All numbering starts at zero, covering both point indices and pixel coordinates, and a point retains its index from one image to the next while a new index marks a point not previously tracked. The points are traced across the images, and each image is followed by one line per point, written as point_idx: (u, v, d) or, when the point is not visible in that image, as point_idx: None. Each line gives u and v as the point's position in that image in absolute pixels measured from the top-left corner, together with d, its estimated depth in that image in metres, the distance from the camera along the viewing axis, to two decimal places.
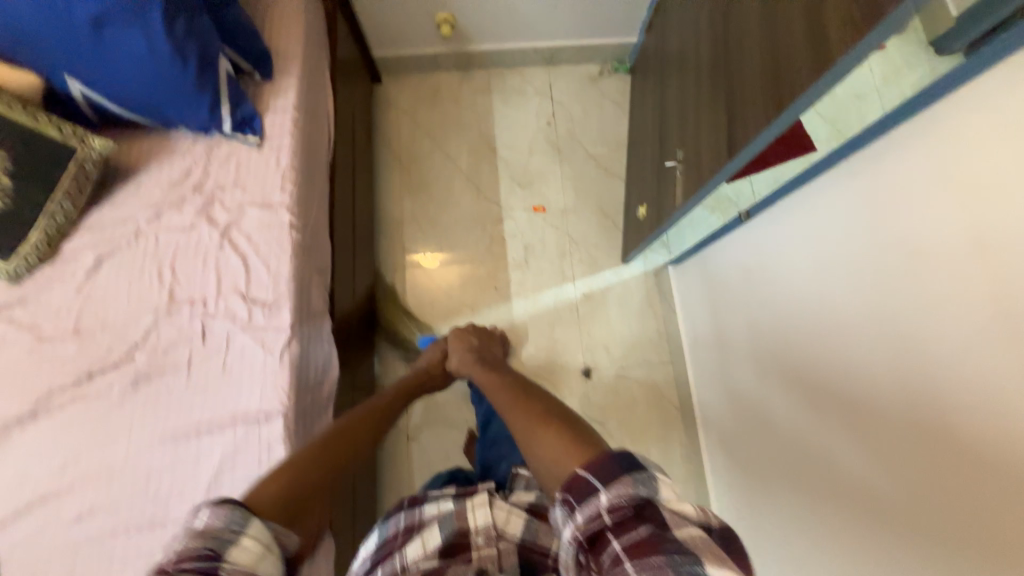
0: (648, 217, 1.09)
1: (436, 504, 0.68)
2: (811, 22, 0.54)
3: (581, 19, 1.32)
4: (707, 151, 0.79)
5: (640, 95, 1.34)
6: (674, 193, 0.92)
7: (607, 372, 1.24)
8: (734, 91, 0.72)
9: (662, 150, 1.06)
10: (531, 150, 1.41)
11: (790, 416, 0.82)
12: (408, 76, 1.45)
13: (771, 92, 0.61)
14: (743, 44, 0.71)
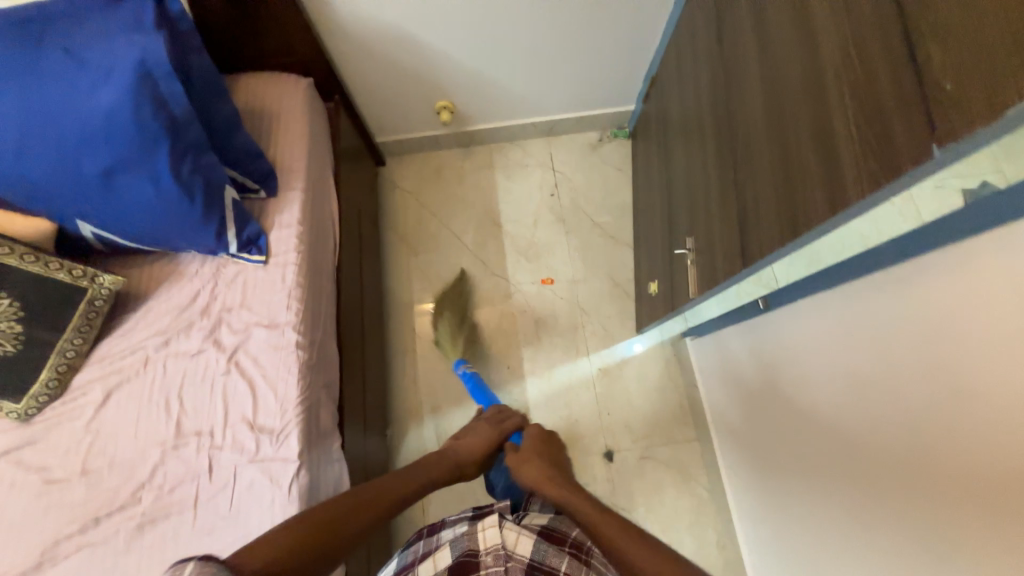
0: (661, 295, 1.06)
1: (452, 527, 0.68)
2: (819, 149, 0.51)
3: (578, 95, 1.34)
4: (721, 248, 0.76)
5: (642, 163, 1.33)
6: (687, 282, 0.89)
7: (630, 453, 1.18)
8: (744, 194, 0.69)
9: (671, 229, 1.03)
10: (536, 222, 1.41)
11: (822, 527, 0.74)
12: (412, 157, 1.47)
13: (785, 210, 0.58)
14: (748, 147, 0.69)
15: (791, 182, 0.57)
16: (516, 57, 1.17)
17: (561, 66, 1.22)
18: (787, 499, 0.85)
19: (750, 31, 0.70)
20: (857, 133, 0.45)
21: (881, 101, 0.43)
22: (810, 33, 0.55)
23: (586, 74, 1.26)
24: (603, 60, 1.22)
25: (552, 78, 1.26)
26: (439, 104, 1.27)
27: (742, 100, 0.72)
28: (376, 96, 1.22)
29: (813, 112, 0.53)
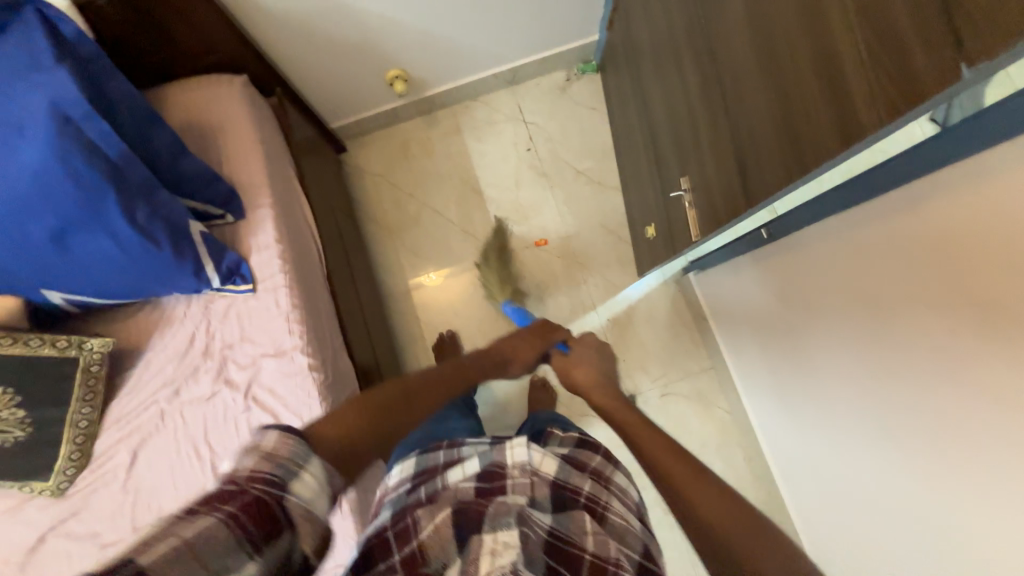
0: (659, 238, 1.03)
1: (474, 447, 0.69)
2: (822, 77, 0.47)
3: (537, 34, 1.22)
4: (718, 189, 0.73)
5: (616, 97, 1.25)
6: (687, 226, 0.87)
7: (651, 393, 1.22)
8: (737, 128, 0.65)
9: (660, 170, 0.99)
10: (517, 182, 1.35)
11: (836, 435, 0.78)
12: (372, 136, 1.37)
13: (787, 143, 0.54)
14: (736, 76, 0.63)
15: (791, 115, 0.53)
16: (462, 5, 1.04)
17: (513, 6, 1.10)
18: (802, 415, 0.88)
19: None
20: (867, 58, 0.42)
21: (895, 19, 0.39)
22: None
23: (541, 9, 1.14)
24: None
25: (505, 21, 1.14)
26: (388, 74, 1.15)
27: (723, 23, 0.65)
28: (319, 79, 1.11)
29: (811, 34, 0.48)
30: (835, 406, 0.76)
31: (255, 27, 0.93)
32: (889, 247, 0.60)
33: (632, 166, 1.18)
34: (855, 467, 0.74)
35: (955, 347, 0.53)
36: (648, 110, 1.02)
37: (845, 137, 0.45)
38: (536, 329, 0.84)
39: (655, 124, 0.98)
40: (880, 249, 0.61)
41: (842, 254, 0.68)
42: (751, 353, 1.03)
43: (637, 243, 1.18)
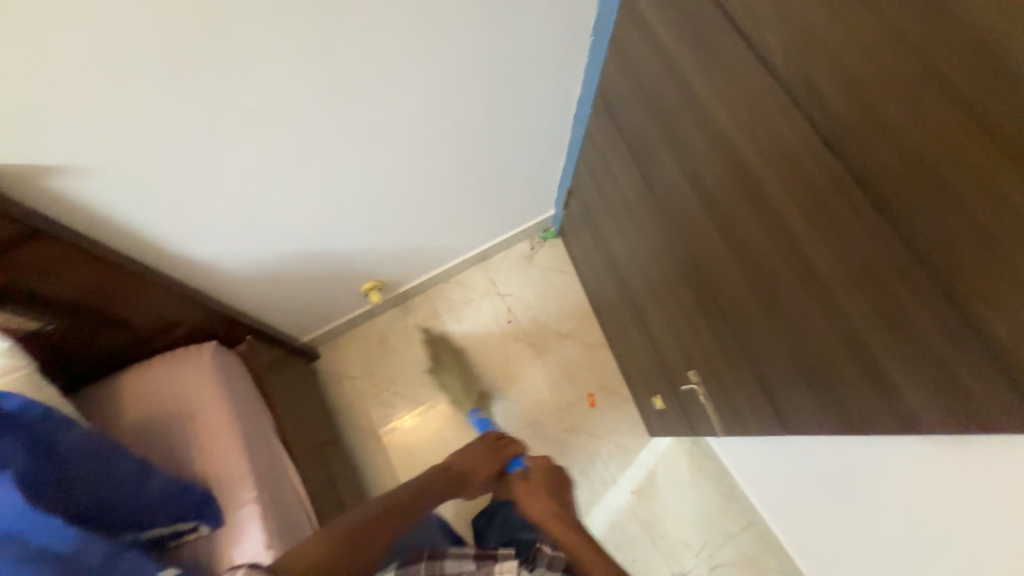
0: (671, 411, 1.01)
1: (459, 564, 0.68)
2: (850, 349, 0.47)
3: (499, 220, 1.28)
4: (740, 395, 0.72)
5: (583, 260, 1.29)
6: (707, 415, 0.85)
7: (699, 570, 1.10)
8: (745, 346, 0.66)
9: (656, 347, 0.99)
10: (505, 357, 1.31)
11: None
12: (347, 335, 1.32)
13: (816, 385, 0.54)
14: (731, 300, 0.65)
15: (818, 365, 0.53)
16: (427, 217, 1.08)
17: (474, 208, 1.15)
18: None
19: (685, 183, 0.67)
20: (902, 355, 0.42)
21: (925, 335, 0.39)
22: (771, 216, 0.51)
23: (500, 204, 1.21)
24: (514, 188, 1.17)
25: (469, 219, 1.19)
26: (365, 286, 1.15)
27: (704, 252, 0.68)
28: (286, 304, 1.07)
29: (818, 304, 0.49)
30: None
31: (212, 277, 0.90)
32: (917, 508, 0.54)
33: (618, 329, 1.18)
34: None
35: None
36: (626, 286, 1.05)
37: (904, 416, 0.44)
38: (491, 444, 0.81)
39: (638, 300, 1.00)
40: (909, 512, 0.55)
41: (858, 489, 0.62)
42: (790, 532, 0.93)
43: (646, 410, 1.15)
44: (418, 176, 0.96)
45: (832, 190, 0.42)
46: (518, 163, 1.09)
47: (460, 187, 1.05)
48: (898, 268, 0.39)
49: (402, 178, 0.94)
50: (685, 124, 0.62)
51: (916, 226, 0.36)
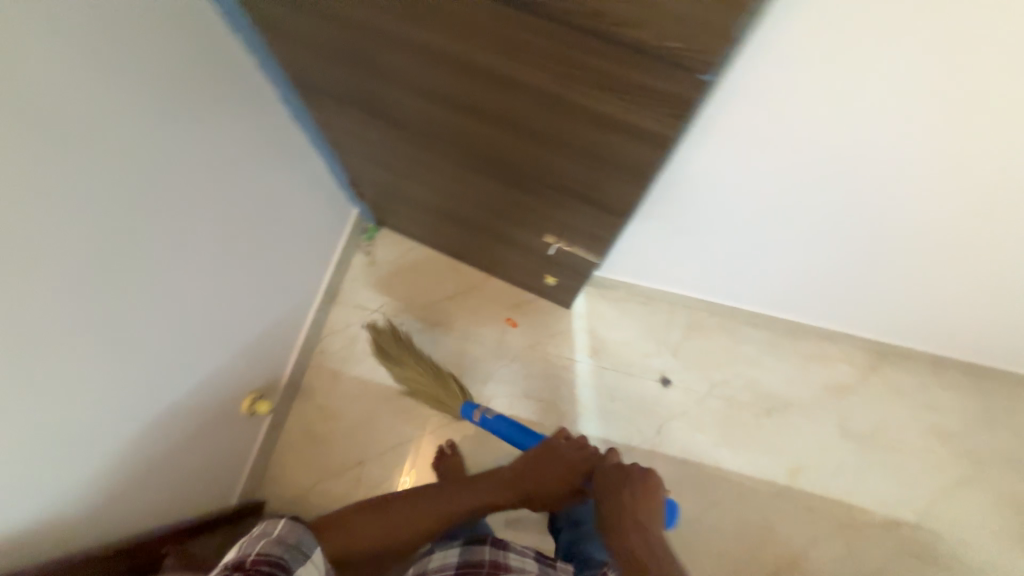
0: (562, 276, 1.11)
1: (522, 559, 0.77)
2: (601, 126, 0.56)
3: (317, 253, 1.21)
4: (584, 223, 0.82)
5: (414, 227, 1.32)
6: (583, 258, 0.95)
7: (670, 361, 1.30)
8: (551, 184, 0.74)
9: (515, 243, 1.06)
10: (422, 352, 1.30)
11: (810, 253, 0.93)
12: (274, 461, 1.18)
13: (605, 168, 0.63)
14: (515, 159, 0.72)
15: (598, 156, 0.62)
16: (242, 301, 0.97)
17: (280, 260, 1.06)
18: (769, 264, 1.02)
19: (415, 98, 0.69)
20: (621, 102, 0.50)
21: (620, 75, 0.47)
22: (482, 72, 0.57)
23: (302, 240, 1.13)
24: (301, 218, 1.11)
25: (286, 273, 1.10)
26: (244, 406, 1.04)
27: (469, 139, 0.73)
28: (175, 483, 0.92)
29: (560, 110, 0.57)
30: (785, 244, 0.93)
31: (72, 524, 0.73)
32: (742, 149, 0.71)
33: (482, 254, 1.25)
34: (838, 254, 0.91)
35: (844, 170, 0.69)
36: (456, 218, 1.09)
37: (660, 144, 0.54)
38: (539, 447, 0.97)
39: (472, 221, 1.06)
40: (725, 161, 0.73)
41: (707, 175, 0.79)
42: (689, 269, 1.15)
43: (548, 291, 1.26)
44: (204, 270, 0.84)
45: (486, 14, 0.49)
46: (284, 192, 1.01)
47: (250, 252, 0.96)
48: (571, 41, 0.46)
49: (185, 285, 0.81)
50: (372, 51, 0.63)
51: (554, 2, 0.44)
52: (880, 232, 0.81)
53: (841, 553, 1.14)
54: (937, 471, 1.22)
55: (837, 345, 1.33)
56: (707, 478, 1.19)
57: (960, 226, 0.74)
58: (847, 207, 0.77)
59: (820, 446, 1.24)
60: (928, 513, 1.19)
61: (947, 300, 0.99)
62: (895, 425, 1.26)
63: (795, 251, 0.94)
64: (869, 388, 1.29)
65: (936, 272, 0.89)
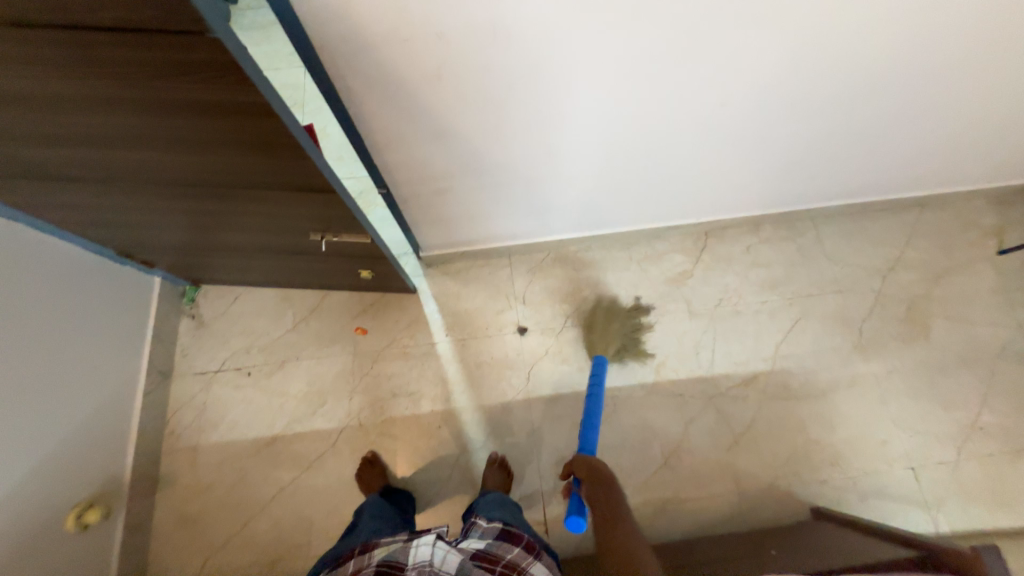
0: (371, 267, 1.12)
1: (382, 547, 0.77)
2: (214, 114, 0.56)
3: (123, 332, 1.13)
4: (320, 207, 0.82)
5: (225, 275, 1.27)
6: (359, 242, 0.96)
7: (521, 309, 1.33)
8: (255, 182, 0.74)
9: (306, 252, 1.05)
10: (278, 391, 1.25)
11: (557, 161, 1.00)
12: (151, 561, 1.10)
13: (268, 150, 0.64)
14: (201, 169, 0.71)
15: (243, 142, 0.62)
16: (28, 417, 0.89)
17: (67, 357, 0.98)
18: (539, 185, 1.08)
19: (59, 145, 0.66)
20: (196, 84, 0.51)
21: (156, 62, 0.48)
22: (74, 101, 0.55)
23: (92, 327, 1.05)
24: (76, 305, 1.02)
25: (84, 369, 1.02)
26: (70, 522, 0.96)
27: (151, 168, 0.71)
28: None
29: (162, 112, 0.56)
30: (540, 164, 1.01)
31: None
32: (423, 94, 0.78)
33: (300, 275, 1.23)
34: (579, 154, 0.99)
35: (509, 81, 0.77)
36: (240, 247, 1.07)
37: (264, 111, 0.55)
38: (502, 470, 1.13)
39: (254, 244, 1.04)
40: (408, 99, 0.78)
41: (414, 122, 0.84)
42: (489, 217, 1.20)
43: (377, 285, 1.26)
44: None
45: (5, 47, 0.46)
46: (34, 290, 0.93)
47: (16, 361, 0.88)
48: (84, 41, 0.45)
49: None
50: None
51: (22, 9, 0.42)
52: (592, 127, 0.91)
53: (714, 422, 1.23)
54: (776, 318, 1.34)
55: (666, 241, 1.41)
56: (584, 403, 1.25)
57: (637, 97, 0.85)
58: (548, 113, 0.86)
59: (674, 335, 1.32)
60: (778, 357, 1.30)
61: (695, 170, 1.11)
62: (733, 292, 1.37)
63: (553, 168, 1.02)
64: (703, 268, 1.38)
65: (667, 146, 1.01)
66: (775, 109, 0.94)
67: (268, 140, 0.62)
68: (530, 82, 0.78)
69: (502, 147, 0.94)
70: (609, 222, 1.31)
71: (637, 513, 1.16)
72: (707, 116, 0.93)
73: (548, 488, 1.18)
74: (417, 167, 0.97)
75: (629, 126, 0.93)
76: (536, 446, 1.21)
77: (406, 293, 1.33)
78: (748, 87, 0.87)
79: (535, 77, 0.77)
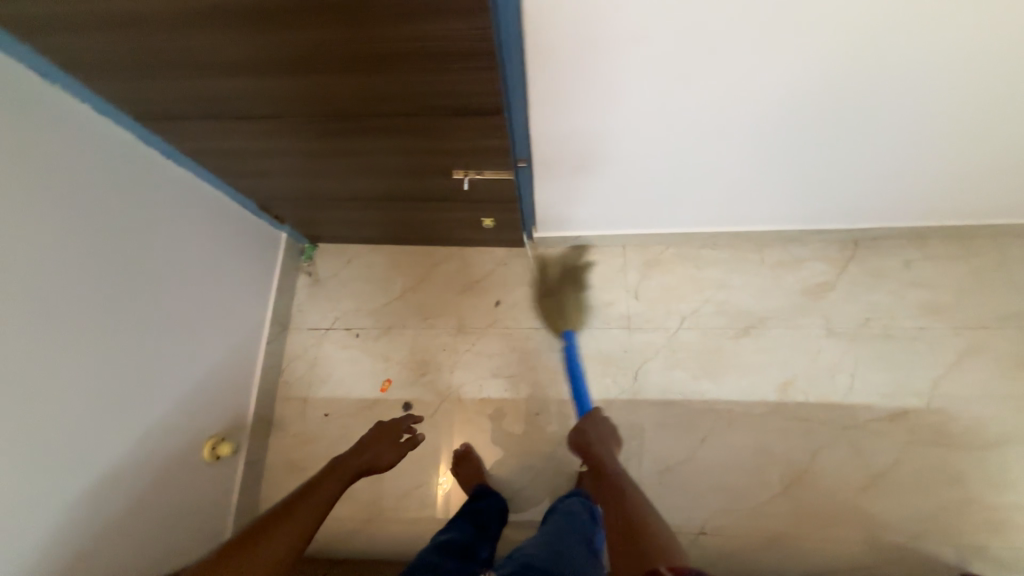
0: (496, 213, 1.10)
1: None
2: (424, 17, 0.55)
3: (252, 279, 1.20)
4: (471, 138, 0.80)
5: (345, 231, 1.30)
6: (498, 180, 0.94)
7: (632, 303, 1.25)
8: (425, 112, 0.73)
9: (437, 198, 1.05)
10: (382, 357, 1.27)
11: (717, 146, 0.90)
12: (264, 497, 1.18)
13: (457, 68, 0.63)
14: (380, 99, 0.71)
15: (428, 55, 0.61)
16: (87, 357, 0.80)
17: (210, 289, 1.07)
18: (688, 171, 0.98)
19: (244, 76, 0.69)
20: None
21: None
22: (298, 14, 0.56)
23: (231, 266, 1.13)
24: (157, 243, 0.94)
25: (161, 311, 0.95)
26: (205, 452, 1.03)
27: (330, 100, 0.72)
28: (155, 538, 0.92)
29: (364, 16, 0.56)
30: (694, 150, 0.91)
31: None
32: (602, 63, 0.70)
33: (418, 228, 1.23)
34: (748, 139, 0.87)
35: (695, 52, 0.68)
36: (372, 198, 1.08)
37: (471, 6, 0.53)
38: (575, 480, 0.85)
39: (387, 193, 1.05)
40: (587, 67, 0.71)
41: (582, 96, 0.77)
42: (619, 205, 1.12)
43: (492, 236, 1.24)
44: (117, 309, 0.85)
45: None
46: (108, 225, 0.85)
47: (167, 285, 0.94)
48: None
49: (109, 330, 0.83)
50: (198, 44, 0.63)
51: None
52: (769, 107, 0.79)
53: (846, 457, 1.09)
54: (936, 350, 1.15)
55: (805, 246, 1.25)
56: (694, 415, 1.15)
57: (834, 78, 0.73)
58: (722, 90, 0.75)
59: (805, 353, 1.17)
60: (934, 395, 1.12)
61: (880, 165, 0.94)
62: (883, 312, 1.19)
63: (706, 154, 0.92)
64: (848, 281, 1.21)
65: (852, 135, 0.86)
66: (1004, 99, 0.77)
67: (464, 51, 0.60)
68: (717, 52, 0.68)
69: (666, 127, 0.85)
70: (746, 220, 1.18)
71: (744, 541, 1.06)
72: (915, 102, 0.77)
73: (649, 497, 1.11)
74: (566, 147, 0.90)
75: (814, 110, 0.80)
76: (638, 451, 1.14)
77: (517, 244, 1.31)
78: (976, 72, 0.71)
79: (732, 46, 0.67)
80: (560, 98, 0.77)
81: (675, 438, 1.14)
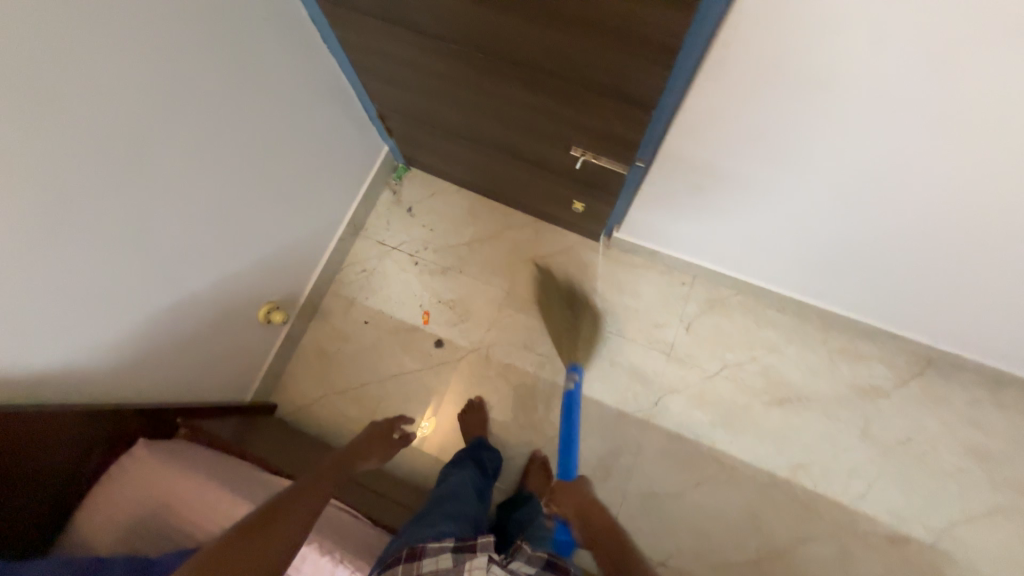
0: (592, 200, 1.11)
1: (435, 556, 0.72)
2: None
3: (348, 180, 1.27)
4: (612, 121, 0.81)
5: (441, 165, 1.34)
6: (614, 171, 0.95)
7: (680, 333, 1.25)
8: (583, 82, 0.75)
9: (546, 166, 1.06)
10: (432, 291, 1.33)
11: (839, 218, 0.87)
12: (290, 370, 1.29)
13: (639, 54, 0.64)
14: (549, 55, 0.73)
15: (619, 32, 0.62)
16: (209, 200, 0.88)
17: (315, 176, 1.14)
18: (796, 230, 0.95)
19: None
20: None
21: None
22: None
23: (337, 161, 1.20)
24: (259, 115, 0.92)
25: (238, 182, 0.93)
26: (260, 313, 1.13)
27: (502, 40, 0.74)
28: (201, 370, 1.03)
29: None
30: (814, 213, 0.88)
31: (117, 385, 0.86)
32: (771, 93, 0.67)
33: (510, 186, 1.26)
34: (875, 222, 0.84)
35: (868, 123, 0.66)
36: (484, 145, 1.11)
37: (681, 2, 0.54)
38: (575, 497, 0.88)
39: (501, 144, 1.07)
40: (755, 101, 0.70)
41: (737, 123, 0.75)
42: (712, 236, 1.10)
43: (575, 219, 1.26)
44: (243, 166, 0.93)
45: None
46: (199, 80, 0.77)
47: (285, 159, 1.02)
48: None
49: (231, 183, 0.91)
50: None
51: None
52: (914, 199, 0.76)
53: (832, 555, 1.08)
54: (965, 495, 1.10)
55: (875, 345, 1.21)
56: (698, 457, 1.16)
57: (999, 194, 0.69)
58: (875, 167, 0.72)
59: (831, 446, 1.15)
60: (945, 535, 1.08)
61: (997, 296, 0.89)
62: (928, 439, 1.14)
63: (823, 220, 0.89)
64: (904, 395, 1.17)
65: (983, 256, 0.82)
66: None
67: (651, 42, 0.61)
68: (890, 132, 0.66)
69: (798, 182, 0.82)
70: (829, 298, 1.14)
71: None
72: None
73: (628, 513, 1.14)
74: (691, 165, 0.89)
75: (957, 220, 0.76)
76: (633, 467, 1.17)
77: (593, 236, 1.32)
78: None
79: (915, 127, 0.63)
80: (712, 118, 0.76)
81: (672, 471, 1.16)
